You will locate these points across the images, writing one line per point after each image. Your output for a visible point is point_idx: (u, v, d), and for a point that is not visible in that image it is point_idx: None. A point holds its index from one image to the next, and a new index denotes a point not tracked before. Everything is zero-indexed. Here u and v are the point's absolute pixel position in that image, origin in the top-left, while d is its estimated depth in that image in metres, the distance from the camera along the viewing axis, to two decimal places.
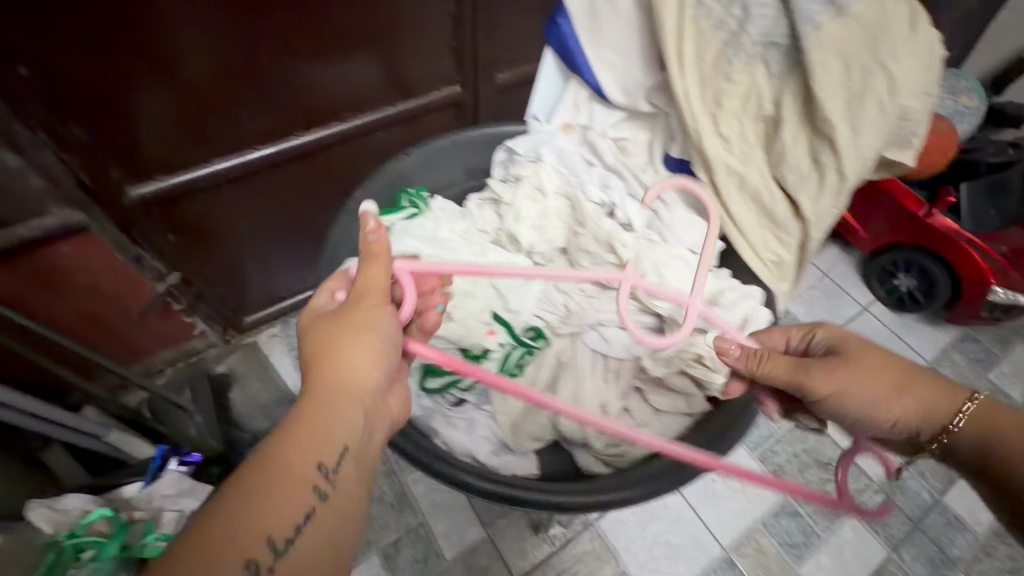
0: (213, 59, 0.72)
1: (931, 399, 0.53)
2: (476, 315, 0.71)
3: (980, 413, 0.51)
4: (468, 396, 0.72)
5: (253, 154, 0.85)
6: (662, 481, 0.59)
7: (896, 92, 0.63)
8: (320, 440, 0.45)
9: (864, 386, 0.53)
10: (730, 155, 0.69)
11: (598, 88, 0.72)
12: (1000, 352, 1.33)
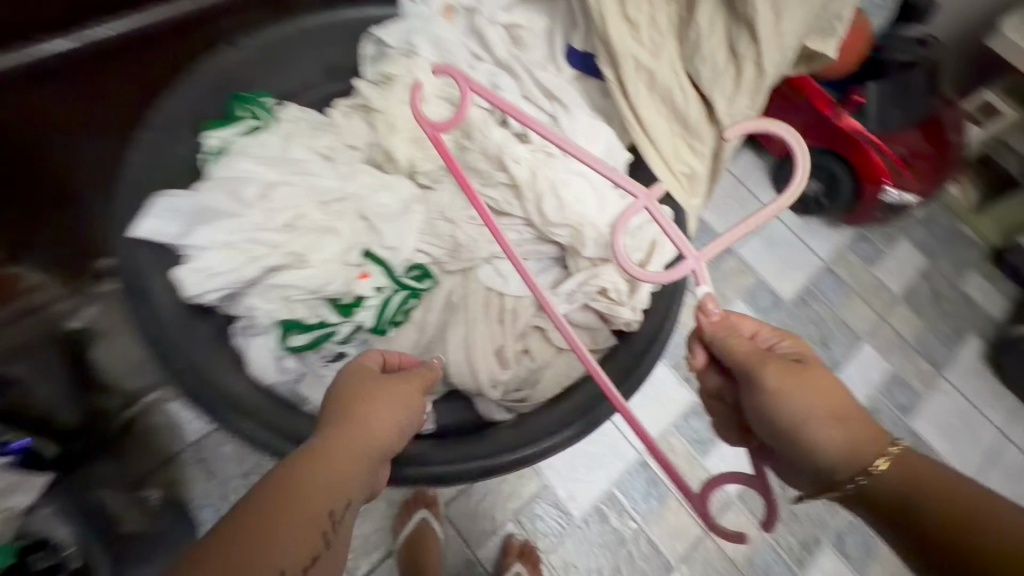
0: None
1: (858, 434, 0.49)
2: (341, 258, 0.75)
3: (902, 460, 0.47)
4: (347, 348, 0.76)
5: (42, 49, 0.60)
6: (543, 436, 0.69)
7: None
8: (330, 492, 0.49)
9: (805, 395, 0.51)
10: (639, 46, 0.70)
11: None
12: (886, 250, 1.43)
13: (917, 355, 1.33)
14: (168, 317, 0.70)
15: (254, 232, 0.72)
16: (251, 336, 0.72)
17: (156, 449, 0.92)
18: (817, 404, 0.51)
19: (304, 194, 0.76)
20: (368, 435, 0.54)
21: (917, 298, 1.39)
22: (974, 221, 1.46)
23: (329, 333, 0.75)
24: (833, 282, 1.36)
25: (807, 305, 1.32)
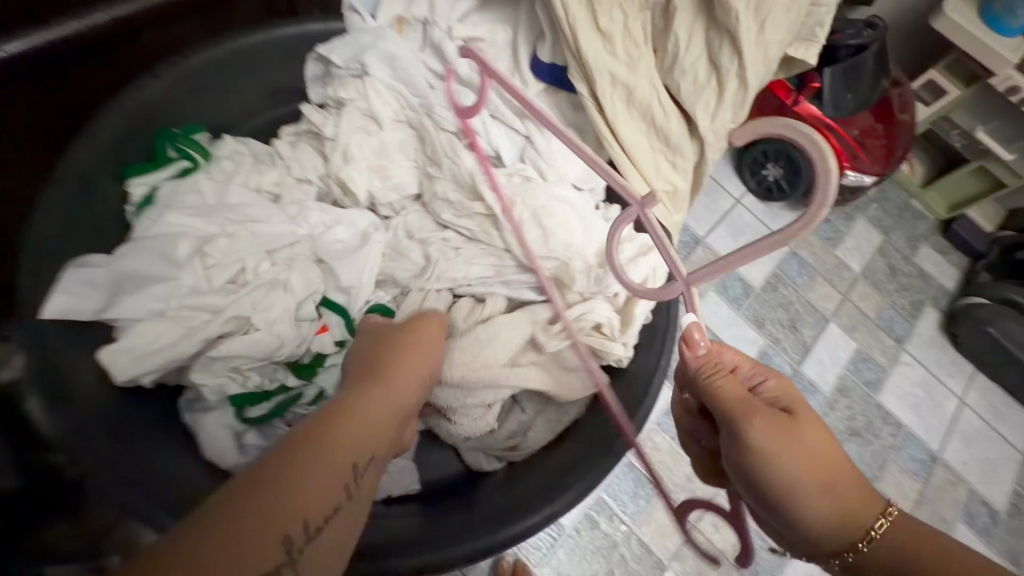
0: None
1: (848, 503, 0.50)
2: (301, 314, 0.71)
3: (893, 530, 0.49)
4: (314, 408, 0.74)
5: None
6: (542, 492, 0.67)
7: None
8: (352, 459, 0.49)
9: (796, 462, 0.50)
10: (614, 58, 0.69)
11: None
12: (846, 230, 1.47)
13: (880, 330, 1.37)
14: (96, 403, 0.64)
15: (191, 299, 0.67)
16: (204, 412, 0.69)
17: None
18: (815, 478, 0.50)
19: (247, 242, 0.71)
20: (395, 404, 0.53)
21: (877, 274, 1.44)
22: (924, 196, 1.52)
23: (291, 398, 0.72)
24: (799, 265, 1.39)
25: (776, 290, 1.34)
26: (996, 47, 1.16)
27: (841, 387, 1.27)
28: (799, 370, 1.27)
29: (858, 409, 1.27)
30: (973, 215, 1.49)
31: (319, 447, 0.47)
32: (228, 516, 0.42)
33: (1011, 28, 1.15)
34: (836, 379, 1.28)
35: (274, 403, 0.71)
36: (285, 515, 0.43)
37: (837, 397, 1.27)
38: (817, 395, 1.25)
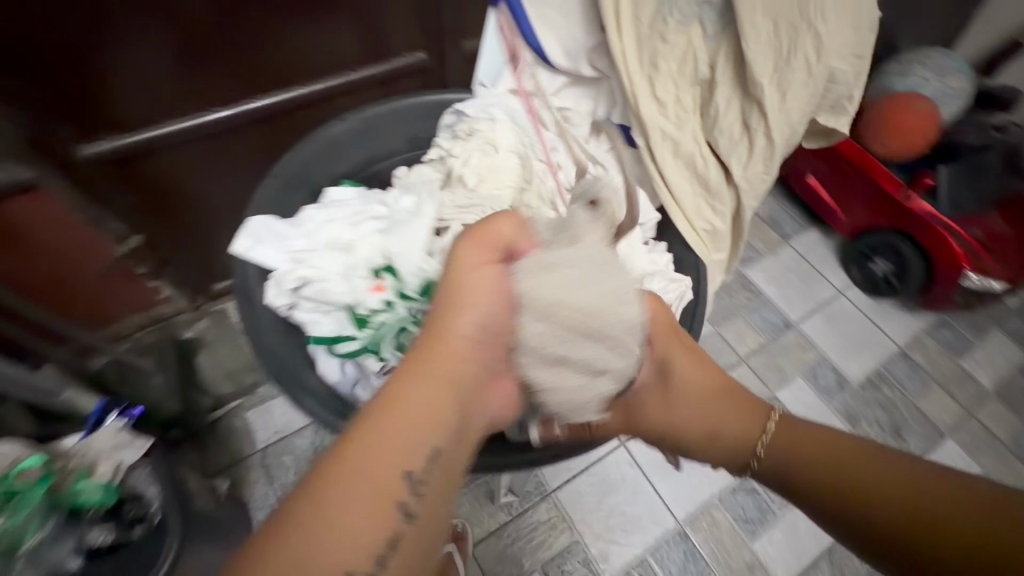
0: (172, 25, 0.72)
1: (739, 420, 0.58)
2: (356, 269, 0.60)
3: (779, 431, 0.56)
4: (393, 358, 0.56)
5: (209, 118, 0.86)
6: None
7: (826, 50, 0.59)
8: (417, 426, 0.42)
9: (683, 409, 0.60)
10: (666, 121, 0.65)
11: (539, 46, 0.69)
12: (975, 339, 1.32)
13: (1015, 458, 1.18)
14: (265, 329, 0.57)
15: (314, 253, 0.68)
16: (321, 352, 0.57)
17: (230, 450, 1.05)
18: (704, 405, 0.59)
19: (339, 219, 0.61)
20: (451, 364, 0.45)
21: (1015, 394, 1.26)
22: None
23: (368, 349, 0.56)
24: (910, 368, 1.28)
25: (878, 389, 1.24)
26: None
27: None
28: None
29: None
30: None
31: (378, 425, 0.41)
32: (294, 534, 0.36)
33: None
34: None
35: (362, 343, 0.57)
36: (333, 534, 0.37)
37: None
38: None
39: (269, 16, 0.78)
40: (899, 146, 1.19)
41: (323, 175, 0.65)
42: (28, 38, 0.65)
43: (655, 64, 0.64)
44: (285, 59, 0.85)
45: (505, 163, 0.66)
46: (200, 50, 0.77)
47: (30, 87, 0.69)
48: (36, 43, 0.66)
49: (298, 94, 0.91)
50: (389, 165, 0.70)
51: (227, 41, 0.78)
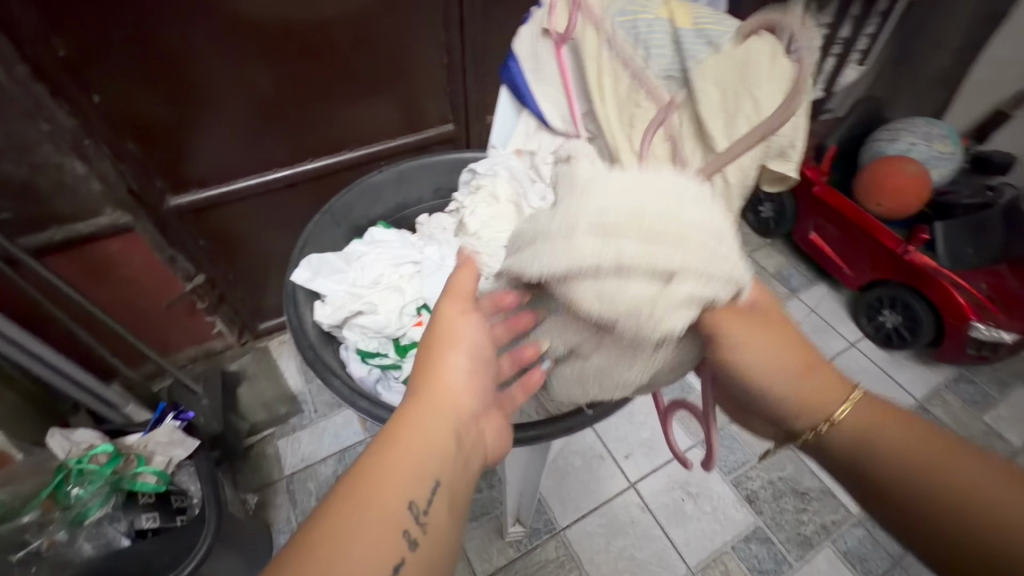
0: (254, 103, 0.92)
1: (814, 385, 0.47)
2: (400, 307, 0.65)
3: (861, 414, 0.46)
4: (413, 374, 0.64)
5: (274, 176, 1.04)
6: None
7: (764, 109, 0.56)
8: (421, 459, 0.42)
9: (763, 352, 0.47)
10: None
11: (540, 115, 0.76)
12: (998, 394, 1.31)
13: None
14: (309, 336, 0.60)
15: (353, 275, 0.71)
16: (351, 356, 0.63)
17: (261, 473, 1.13)
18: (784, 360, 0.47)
19: (383, 259, 0.66)
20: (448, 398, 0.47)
21: None
22: None
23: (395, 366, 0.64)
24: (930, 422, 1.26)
25: None
26: None
27: None
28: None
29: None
30: None
31: (383, 457, 0.42)
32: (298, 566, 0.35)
33: None
34: None
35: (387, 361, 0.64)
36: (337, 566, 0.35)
37: None
38: None
39: (328, 96, 0.98)
40: (898, 203, 1.25)
41: (363, 215, 0.77)
42: (148, 113, 0.84)
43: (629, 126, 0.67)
44: (340, 128, 1.04)
45: (504, 210, 0.72)
46: (273, 122, 0.96)
47: (140, 150, 0.87)
48: (153, 117, 0.85)
49: (345, 157, 1.09)
50: (418, 209, 0.84)
51: (297, 115, 0.98)
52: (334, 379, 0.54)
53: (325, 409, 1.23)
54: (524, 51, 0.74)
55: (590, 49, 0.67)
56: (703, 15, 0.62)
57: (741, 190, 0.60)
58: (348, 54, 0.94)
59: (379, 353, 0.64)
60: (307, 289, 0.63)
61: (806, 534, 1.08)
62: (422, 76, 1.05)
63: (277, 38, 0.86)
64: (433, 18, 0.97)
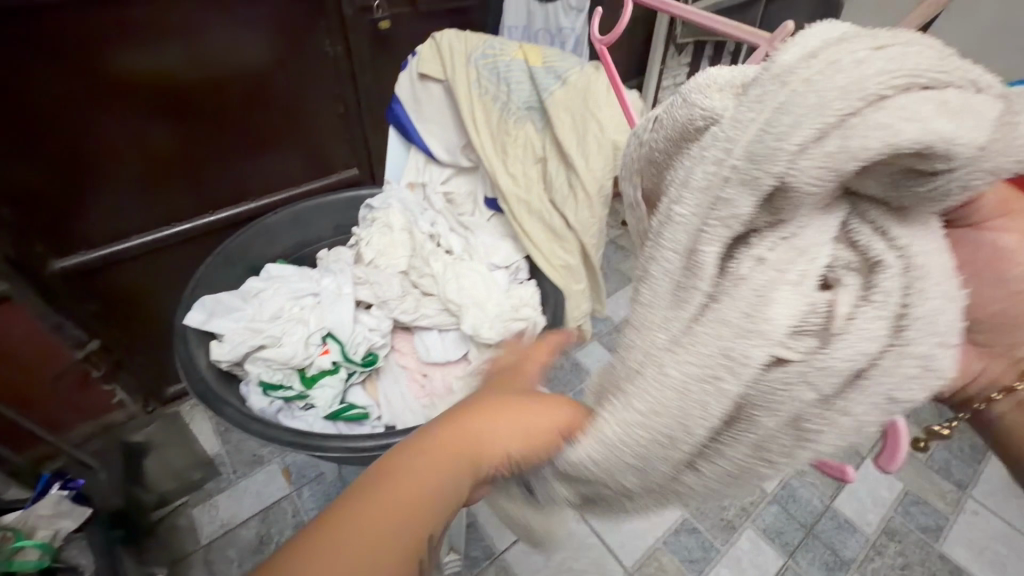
0: (149, 160, 0.93)
1: None
2: (302, 336, 0.63)
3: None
4: (316, 401, 0.63)
5: (173, 231, 1.03)
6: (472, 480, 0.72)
7: (606, 127, 0.65)
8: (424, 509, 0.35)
9: None
10: (516, 188, 0.74)
11: (427, 150, 0.82)
12: None
13: (933, 473, 1.24)
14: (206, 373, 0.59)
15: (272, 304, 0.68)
16: (252, 389, 0.61)
17: (172, 547, 1.05)
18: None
19: (282, 293, 0.66)
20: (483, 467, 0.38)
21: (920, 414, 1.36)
22: None
23: (299, 395, 0.63)
24: None
25: None
26: None
27: (888, 529, 1.14)
28: (833, 507, 1.18)
29: (915, 558, 1.11)
30: None
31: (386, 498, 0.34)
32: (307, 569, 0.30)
33: None
34: (881, 519, 1.16)
35: (291, 391, 0.62)
36: None
37: (884, 541, 1.13)
38: (858, 536, 1.14)
39: (230, 150, 1.01)
40: None
41: (262, 256, 0.79)
42: (32, 176, 0.83)
43: (504, 152, 0.75)
44: (241, 179, 1.06)
45: (399, 238, 0.74)
46: (173, 178, 0.97)
47: (21, 215, 0.85)
48: (37, 179, 0.84)
49: (249, 208, 1.10)
50: (321, 247, 0.87)
51: (195, 170, 0.99)
52: (227, 407, 0.54)
53: (244, 468, 1.18)
54: (405, 94, 0.80)
55: (461, 89, 0.75)
56: (551, 55, 0.72)
57: (603, 197, 0.68)
58: (243, 110, 0.98)
59: (284, 385, 0.63)
60: (202, 328, 0.62)
61: (728, 518, 1.14)
62: (321, 126, 1.09)
63: (166, 98, 0.89)
64: (325, 72, 1.03)
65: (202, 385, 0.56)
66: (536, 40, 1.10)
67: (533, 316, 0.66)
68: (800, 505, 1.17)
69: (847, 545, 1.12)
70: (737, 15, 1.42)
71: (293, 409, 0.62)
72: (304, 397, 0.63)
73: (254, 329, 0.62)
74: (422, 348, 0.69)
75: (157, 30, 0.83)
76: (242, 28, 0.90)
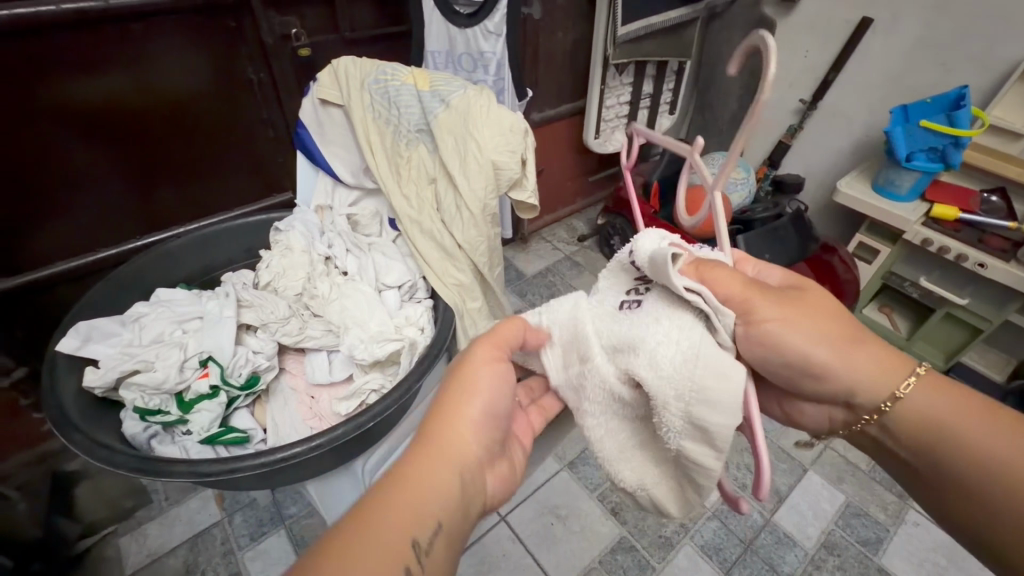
0: (84, 189, 0.93)
1: (879, 365, 0.49)
2: (180, 361, 0.63)
3: (924, 388, 0.48)
4: (193, 426, 0.62)
5: (99, 256, 1.00)
6: None
7: (483, 149, 0.69)
8: (424, 500, 0.40)
9: (814, 324, 0.49)
10: (409, 208, 0.76)
11: (332, 174, 0.84)
12: None
13: (877, 484, 1.14)
14: (70, 401, 0.58)
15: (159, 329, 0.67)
16: (127, 416, 0.61)
17: None
18: (858, 346, 0.50)
19: (165, 318, 0.67)
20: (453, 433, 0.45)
21: None
22: (912, 346, 1.41)
23: (176, 420, 0.62)
24: None
25: None
26: (895, 209, 1.24)
27: (829, 541, 1.04)
28: (773, 521, 1.08)
29: (855, 575, 1.00)
30: (975, 364, 1.33)
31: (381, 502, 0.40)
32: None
33: (902, 194, 1.25)
34: (823, 532, 1.06)
35: (168, 417, 0.62)
36: None
37: (823, 556, 1.03)
38: (797, 551, 1.03)
39: (167, 176, 1.02)
40: (706, 226, 1.31)
41: (161, 280, 0.79)
42: None
43: (398, 174, 0.76)
44: (174, 204, 1.05)
45: (297, 260, 0.74)
46: (111, 206, 0.98)
47: None
48: None
49: (187, 228, 1.09)
50: (230, 270, 0.87)
51: (126, 196, 0.99)
52: (78, 434, 0.54)
53: (177, 495, 1.13)
54: (308, 118, 0.80)
55: (356, 113, 0.75)
56: (439, 79, 0.74)
57: (487, 215, 0.72)
58: (172, 133, 0.98)
59: (161, 411, 0.62)
60: (76, 355, 0.62)
61: (666, 535, 1.05)
62: (254, 150, 1.11)
63: (89, 124, 0.88)
64: (251, 96, 1.04)
65: (61, 416, 0.56)
66: (459, 63, 1.17)
67: (413, 336, 0.69)
68: (741, 519, 1.08)
69: (785, 560, 1.02)
70: (672, 35, 1.46)
71: (171, 434, 0.62)
72: (182, 422, 0.63)
73: (127, 355, 0.62)
74: (310, 369, 0.70)
75: (78, 58, 0.83)
76: (167, 54, 0.91)
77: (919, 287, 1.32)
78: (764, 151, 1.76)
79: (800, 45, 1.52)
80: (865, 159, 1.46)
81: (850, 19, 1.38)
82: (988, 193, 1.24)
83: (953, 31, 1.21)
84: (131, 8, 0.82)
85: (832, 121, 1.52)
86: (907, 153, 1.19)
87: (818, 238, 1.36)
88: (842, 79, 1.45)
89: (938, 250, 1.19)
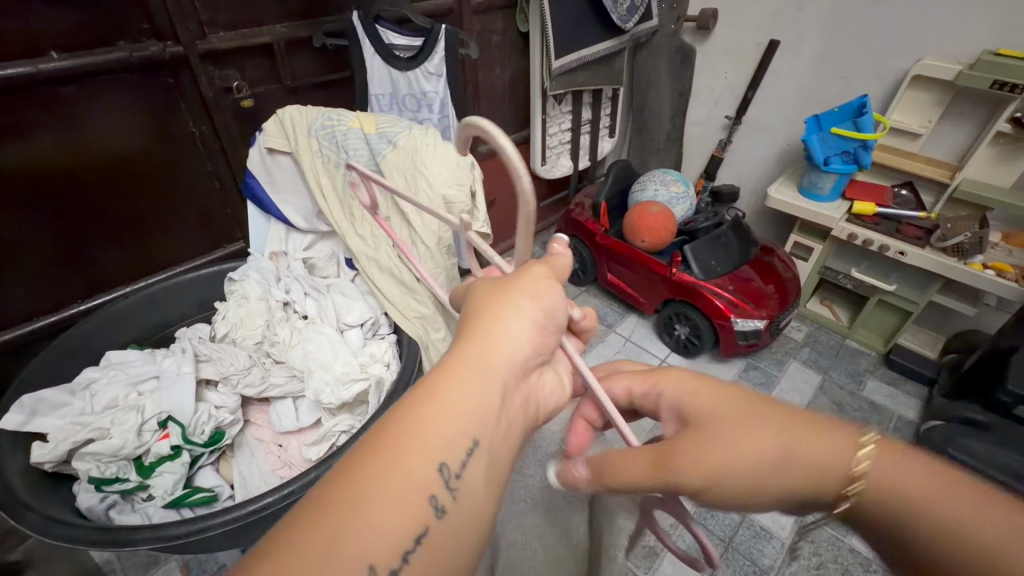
0: (18, 258, 0.88)
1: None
2: (139, 424, 0.61)
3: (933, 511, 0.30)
4: (154, 490, 0.60)
5: (35, 326, 0.94)
6: None
7: (433, 184, 0.72)
8: (458, 409, 0.32)
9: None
10: (366, 247, 0.78)
11: (285, 220, 0.84)
12: (784, 358, 1.47)
13: None
14: (13, 479, 0.55)
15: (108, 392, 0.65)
16: (81, 490, 0.59)
17: None
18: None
19: (118, 382, 0.65)
20: (500, 337, 0.37)
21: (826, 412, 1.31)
22: (855, 333, 1.50)
23: (135, 487, 0.60)
24: None
25: None
26: (820, 210, 1.34)
27: (803, 529, 1.07)
28: (749, 516, 1.10)
29: (830, 559, 1.02)
30: (910, 345, 1.43)
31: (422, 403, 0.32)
32: (362, 478, 0.27)
33: (825, 194, 1.36)
34: (795, 520, 1.09)
35: (127, 485, 0.59)
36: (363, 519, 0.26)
37: (798, 543, 1.05)
38: (775, 542, 1.05)
39: (112, 233, 0.99)
40: (653, 239, 1.38)
41: (112, 343, 0.76)
42: None
43: (352, 216, 0.79)
44: (120, 260, 1.02)
45: (254, 308, 0.74)
46: (51, 273, 0.93)
47: None
48: None
49: (139, 285, 1.06)
50: (184, 325, 0.85)
51: (67, 258, 0.94)
52: (30, 513, 0.51)
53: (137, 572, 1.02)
54: (257, 167, 0.81)
55: (305, 159, 0.77)
56: (384, 121, 0.77)
57: (443, 247, 0.75)
58: (110, 190, 0.95)
59: (119, 479, 0.59)
60: (21, 431, 0.59)
61: (650, 545, 1.05)
62: (201, 199, 1.10)
63: (21, 187, 0.84)
64: (193, 148, 1.04)
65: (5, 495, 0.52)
66: (404, 104, 1.21)
67: (380, 373, 0.69)
68: (718, 519, 1.09)
69: (765, 553, 1.04)
70: (603, 65, 1.55)
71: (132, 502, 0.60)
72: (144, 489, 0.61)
73: (80, 425, 0.60)
74: (277, 418, 0.69)
75: (7, 125, 0.80)
76: (104, 112, 0.90)
77: (852, 278, 1.43)
78: (699, 166, 1.89)
79: (720, 67, 1.65)
80: (790, 166, 1.58)
81: (760, 42, 1.52)
82: (898, 188, 1.37)
83: (849, 47, 1.35)
84: (63, 70, 0.81)
85: (756, 134, 1.65)
86: (823, 158, 1.30)
87: (757, 242, 1.45)
88: (760, 95, 1.58)
89: (863, 244, 1.29)
